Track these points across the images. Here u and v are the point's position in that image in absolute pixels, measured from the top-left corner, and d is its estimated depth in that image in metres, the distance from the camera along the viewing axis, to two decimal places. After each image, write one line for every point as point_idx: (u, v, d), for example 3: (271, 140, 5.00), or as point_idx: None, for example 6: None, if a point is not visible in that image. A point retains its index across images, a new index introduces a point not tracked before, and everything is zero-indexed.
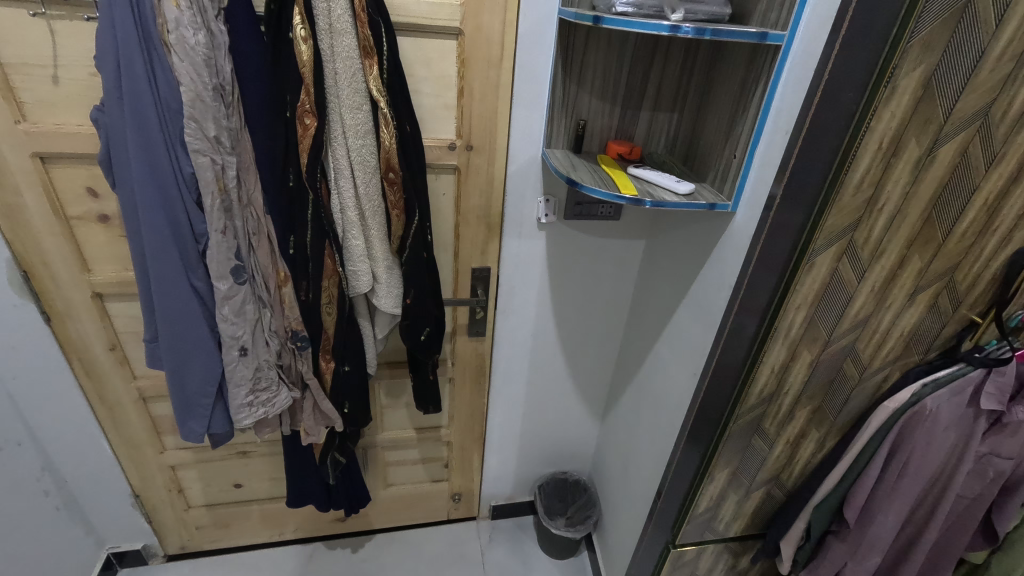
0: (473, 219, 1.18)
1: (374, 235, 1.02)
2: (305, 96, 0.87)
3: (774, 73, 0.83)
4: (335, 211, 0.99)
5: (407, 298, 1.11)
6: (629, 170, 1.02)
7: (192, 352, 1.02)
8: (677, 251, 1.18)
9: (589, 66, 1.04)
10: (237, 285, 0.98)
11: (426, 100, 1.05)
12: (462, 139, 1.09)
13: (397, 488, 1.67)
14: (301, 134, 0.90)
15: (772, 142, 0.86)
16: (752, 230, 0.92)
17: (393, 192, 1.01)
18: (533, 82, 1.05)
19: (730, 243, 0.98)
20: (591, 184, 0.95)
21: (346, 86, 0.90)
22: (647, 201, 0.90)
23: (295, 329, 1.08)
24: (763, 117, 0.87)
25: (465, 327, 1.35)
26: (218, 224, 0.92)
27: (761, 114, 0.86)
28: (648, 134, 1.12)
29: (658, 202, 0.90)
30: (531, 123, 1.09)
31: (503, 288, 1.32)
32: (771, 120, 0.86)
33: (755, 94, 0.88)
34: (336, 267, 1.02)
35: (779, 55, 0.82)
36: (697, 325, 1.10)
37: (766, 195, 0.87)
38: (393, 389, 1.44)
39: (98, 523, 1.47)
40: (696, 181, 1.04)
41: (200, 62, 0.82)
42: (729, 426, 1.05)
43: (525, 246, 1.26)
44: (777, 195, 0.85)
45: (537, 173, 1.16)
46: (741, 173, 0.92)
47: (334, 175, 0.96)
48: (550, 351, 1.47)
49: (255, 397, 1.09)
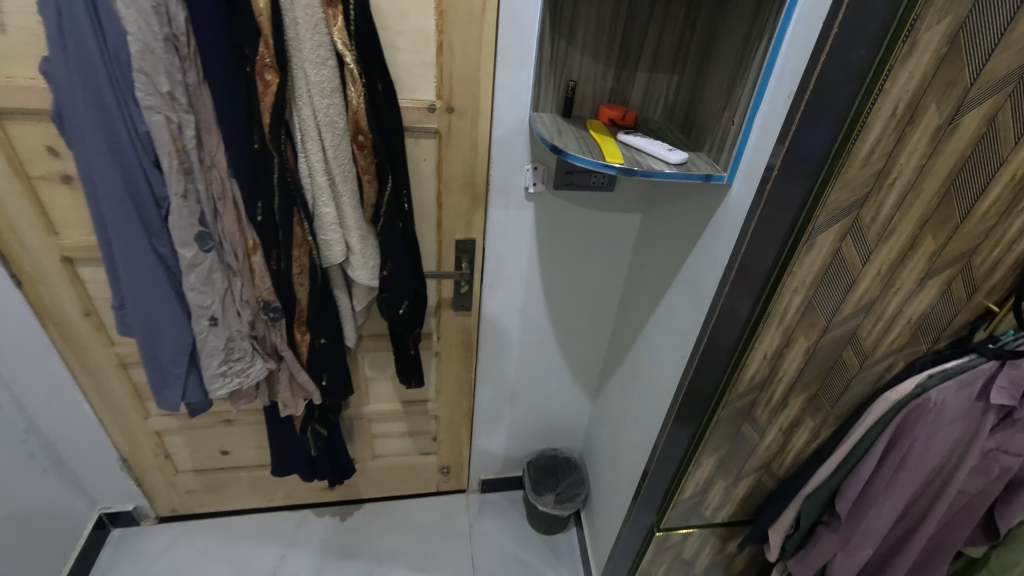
0: (457, 187, 1.11)
1: (346, 203, 0.96)
2: (265, 49, 0.80)
3: (780, 23, 0.71)
4: (303, 176, 0.93)
5: (384, 270, 1.06)
6: (619, 138, 0.92)
7: (163, 320, 1.00)
8: (672, 223, 1.09)
9: (580, 20, 0.94)
10: (203, 253, 0.95)
11: (403, 57, 0.96)
12: (442, 100, 1.00)
13: (385, 459, 1.66)
14: (262, 91, 0.83)
15: (774, 106, 0.74)
16: (748, 205, 0.81)
17: (363, 156, 0.95)
18: (518, 39, 0.96)
19: (724, 220, 0.88)
20: (576, 151, 0.87)
21: (309, 39, 0.82)
22: (637, 171, 0.82)
23: (267, 300, 1.04)
24: (765, 76, 0.74)
25: (451, 301, 1.30)
26: (178, 187, 0.87)
27: (765, 70, 0.74)
28: (645, 97, 1.03)
29: (648, 171, 0.82)
30: (518, 84, 1.00)
31: (490, 262, 1.26)
32: (776, 79, 0.74)
33: (757, 51, 0.76)
34: (306, 236, 0.97)
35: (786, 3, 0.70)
36: (687, 304, 1.02)
37: (764, 165, 0.76)
38: (378, 361, 1.40)
39: (88, 485, 1.48)
40: (692, 151, 0.91)
41: (148, 9, 0.75)
42: (719, 412, 1.00)
43: (512, 218, 1.19)
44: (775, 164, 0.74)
45: (525, 139, 1.08)
46: (740, 139, 0.80)
47: (300, 136, 0.89)
48: (540, 327, 1.43)
49: (229, 367, 1.08)
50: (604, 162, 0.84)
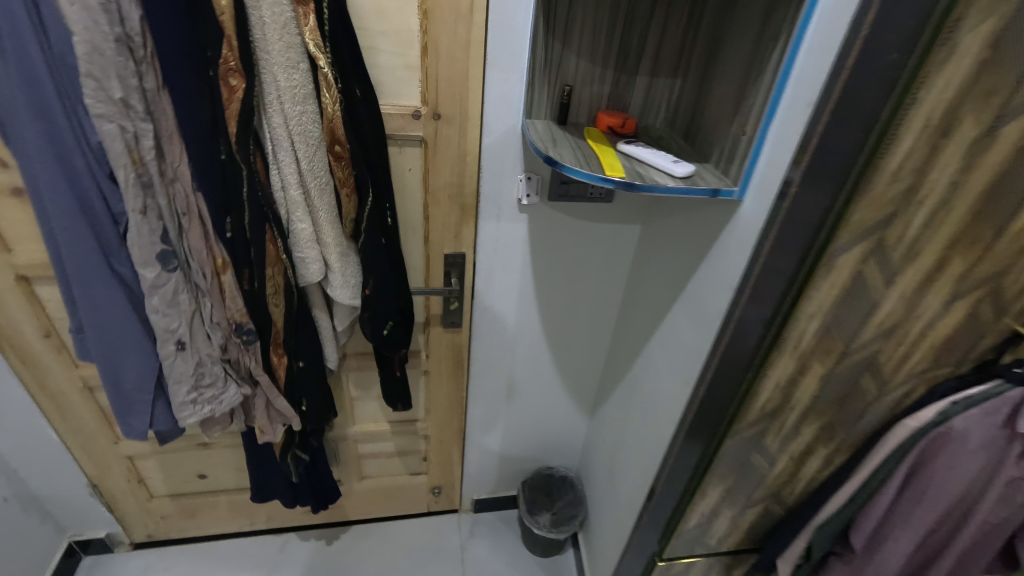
0: (445, 198, 1.04)
1: (323, 218, 0.89)
2: (229, 51, 0.71)
3: (800, 22, 0.63)
4: (276, 191, 0.85)
5: (367, 288, 0.99)
6: (619, 148, 0.85)
7: (126, 344, 0.93)
8: (674, 238, 1.01)
9: (576, 21, 0.86)
10: (167, 273, 0.87)
11: (384, 59, 0.89)
12: (428, 107, 0.93)
13: (373, 480, 1.59)
14: (227, 97, 0.74)
15: (791, 115, 0.66)
16: (759, 224, 0.73)
17: (340, 167, 0.87)
18: (509, 41, 0.88)
19: (735, 238, 0.79)
20: (572, 164, 0.79)
21: (277, 40, 0.74)
22: (639, 186, 0.74)
23: (239, 321, 0.95)
24: (781, 83, 0.67)
25: (440, 318, 1.22)
26: (135, 203, 0.80)
27: (781, 77, 0.66)
28: (645, 104, 0.96)
29: (651, 186, 0.74)
30: (509, 88, 0.93)
31: (481, 276, 1.18)
32: (794, 84, 0.65)
33: (771, 55, 0.68)
34: (280, 254, 0.90)
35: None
36: (692, 326, 0.94)
37: (778, 181, 0.68)
38: (363, 380, 1.32)
39: (56, 512, 1.40)
40: (697, 162, 0.84)
41: (95, 6, 0.67)
42: (726, 440, 0.93)
43: (504, 230, 1.12)
44: (794, 179, 0.65)
45: (518, 147, 1.00)
46: (753, 150, 0.72)
47: (271, 146, 0.81)
48: (534, 342, 1.36)
49: (199, 394, 1.00)
50: (603, 175, 0.76)
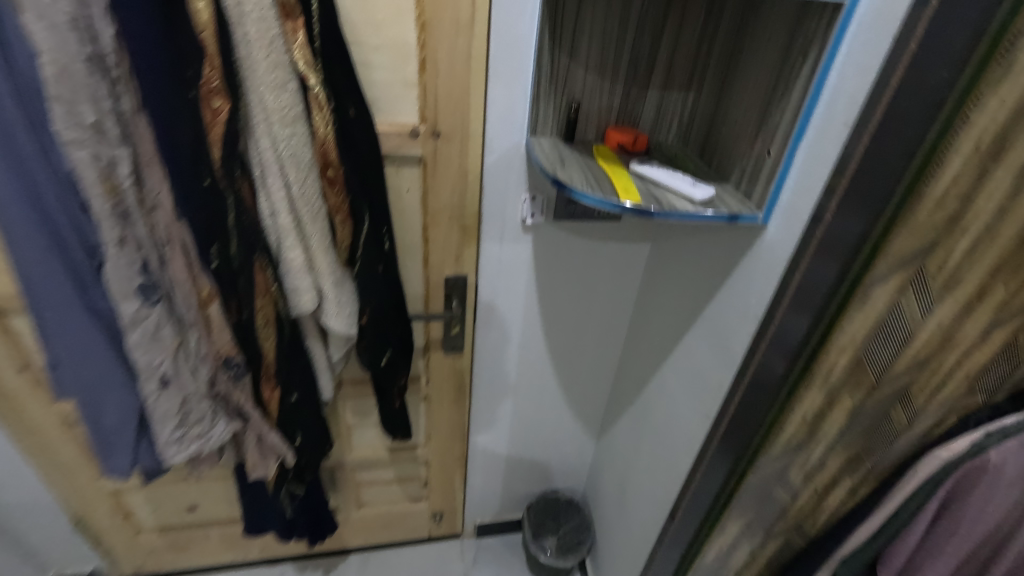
0: (445, 220, 0.98)
1: (316, 245, 0.82)
2: (211, 70, 0.66)
3: (834, 37, 0.58)
4: (265, 217, 0.79)
5: (363, 316, 0.93)
6: (631, 167, 0.79)
7: (105, 382, 0.86)
8: (688, 260, 0.95)
9: (585, 33, 0.81)
10: (148, 306, 0.81)
11: (380, 75, 0.83)
12: (426, 124, 0.87)
13: (371, 507, 1.53)
14: (209, 120, 0.69)
15: (825, 137, 0.62)
16: (787, 250, 0.69)
17: (334, 193, 0.82)
18: (512, 55, 0.83)
19: (758, 264, 0.75)
20: (582, 186, 0.74)
21: (264, 58, 0.68)
22: (652, 211, 0.69)
23: (228, 354, 0.89)
24: (813, 100, 0.62)
25: (440, 342, 1.16)
26: (112, 234, 0.74)
27: (811, 95, 0.62)
28: (656, 119, 0.90)
29: (667, 212, 0.69)
30: (512, 104, 0.88)
31: (484, 299, 1.13)
32: (825, 104, 0.62)
33: (801, 68, 0.63)
34: (270, 285, 0.84)
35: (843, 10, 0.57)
36: (711, 355, 0.89)
37: (812, 208, 0.64)
38: (360, 408, 1.26)
39: (37, 550, 1.33)
40: (716, 183, 0.78)
41: (63, 24, 0.62)
42: (747, 477, 0.87)
43: (507, 251, 1.06)
44: (827, 208, 0.62)
45: (522, 165, 0.95)
46: (780, 173, 0.67)
47: (259, 171, 0.75)
48: (539, 364, 1.30)
49: (185, 432, 0.93)
50: (613, 199, 0.71)
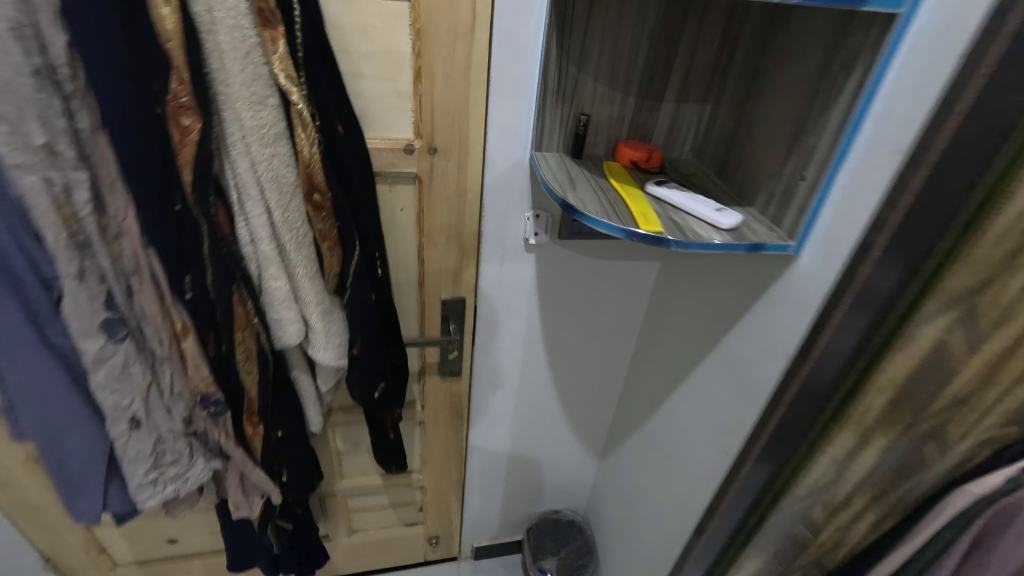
0: (442, 239, 0.91)
1: (302, 274, 0.75)
2: (179, 84, 0.58)
3: (886, 51, 0.52)
4: (244, 245, 0.71)
5: (354, 347, 0.86)
6: (648, 190, 0.73)
7: (67, 424, 0.78)
8: (701, 282, 0.89)
9: (594, 43, 0.75)
10: (114, 343, 0.73)
11: (370, 86, 0.76)
12: (422, 139, 0.80)
13: (364, 533, 1.45)
14: (178, 140, 0.61)
15: (870, 166, 0.55)
16: (823, 285, 0.63)
17: (320, 219, 0.74)
18: (516, 64, 0.76)
19: (789, 300, 0.68)
20: (593, 211, 0.67)
21: (239, 71, 0.60)
22: (672, 242, 0.62)
23: (205, 392, 0.80)
24: (856, 124, 0.56)
25: (436, 366, 1.09)
26: (70, 266, 0.66)
27: (856, 118, 0.55)
28: (670, 133, 0.84)
29: (687, 242, 0.62)
30: (515, 116, 0.81)
31: (482, 321, 1.06)
32: (872, 125, 0.55)
33: (845, 83, 0.56)
34: (250, 317, 0.76)
35: (900, 20, 0.50)
36: (731, 387, 0.83)
37: (856, 242, 0.58)
38: (351, 434, 1.19)
39: None
40: (740, 207, 0.72)
41: (5, 32, 0.53)
42: (768, 518, 0.80)
43: (508, 271, 0.99)
44: (874, 245, 0.56)
45: (525, 181, 0.88)
46: (817, 200, 0.61)
47: (237, 195, 0.68)
48: (540, 386, 1.24)
49: (160, 474, 0.86)
50: (628, 227, 0.64)
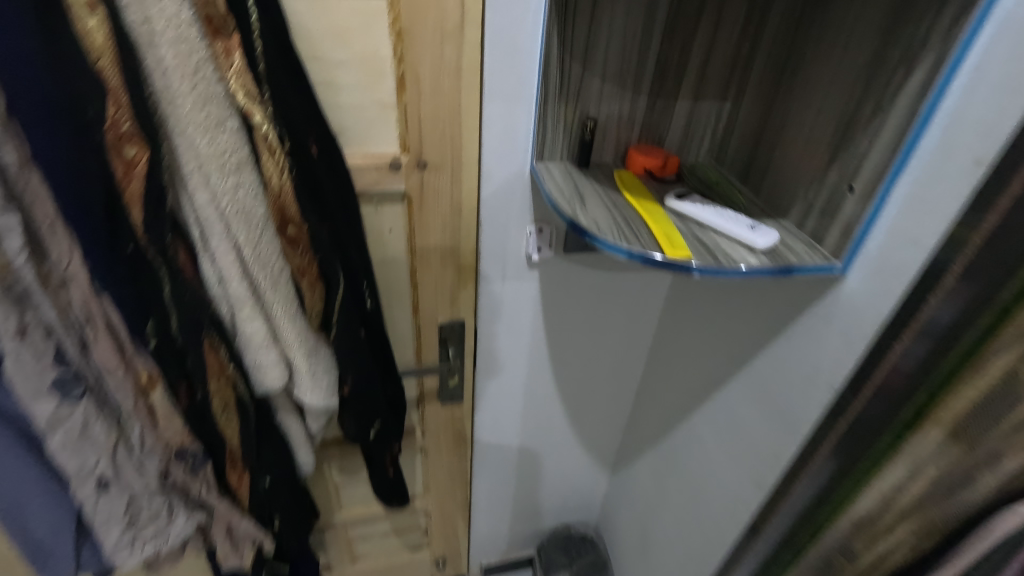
0: (436, 261, 0.82)
1: (281, 314, 0.66)
2: (117, 109, 0.48)
3: (962, 42, 0.43)
4: (211, 285, 0.62)
5: (345, 387, 0.78)
6: (669, 204, 0.64)
7: (24, 489, 0.69)
8: (723, 298, 0.80)
9: (600, 38, 0.66)
10: (69, 403, 0.64)
11: (347, 97, 0.66)
12: (409, 154, 0.71)
13: (367, 561, 1.38)
14: (122, 174, 0.51)
15: (934, 180, 0.47)
16: (877, 307, 0.54)
17: (297, 252, 0.65)
18: (511, 65, 0.68)
19: (834, 322, 0.59)
20: (601, 233, 0.59)
21: (188, 90, 0.51)
22: (695, 269, 0.54)
23: (181, 445, 0.72)
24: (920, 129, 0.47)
25: (436, 392, 1.01)
26: (8, 325, 0.57)
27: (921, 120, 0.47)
28: (685, 135, 0.75)
29: (713, 269, 0.54)
30: (514, 122, 0.72)
31: (484, 342, 0.98)
32: (937, 129, 0.46)
33: (910, 80, 0.47)
34: (224, 364, 0.68)
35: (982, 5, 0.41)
36: (761, 415, 0.74)
37: (925, 263, 0.48)
38: (348, 466, 1.11)
39: None
40: (772, 219, 0.64)
41: None
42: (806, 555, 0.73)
43: (509, 289, 0.91)
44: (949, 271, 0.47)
45: (526, 195, 0.79)
46: (870, 217, 0.52)
47: (199, 231, 0.58)
48: (547, 403, 1.17)
49: (136, 534, 0.78)
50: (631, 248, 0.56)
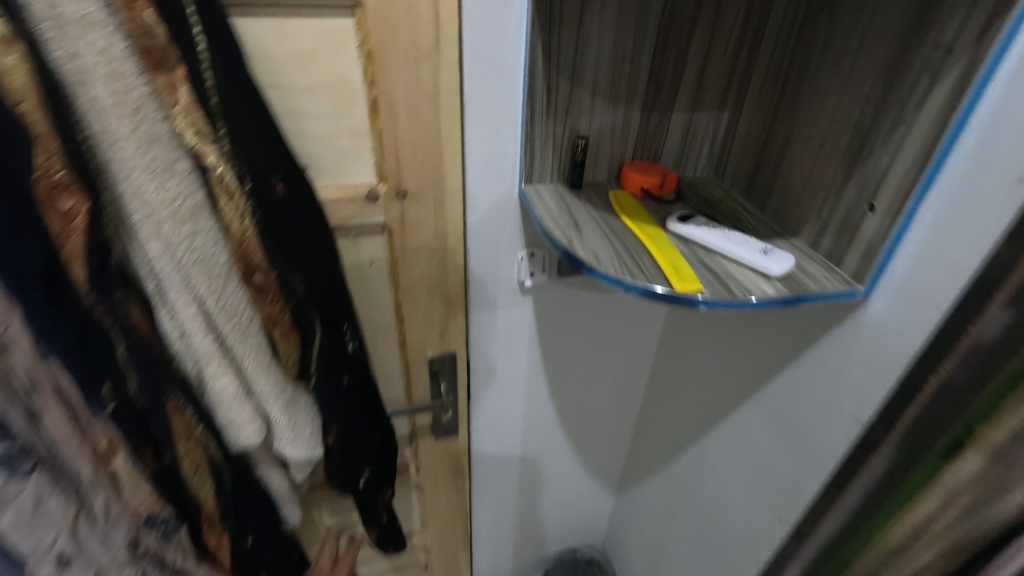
0: (422, 294, 0.76)
1: (254, 367, 0.60)
2: (48, 157, 0.42)
3: (996, 49, 0.39)
4: (173, 341, 0.56)
5: (330, 436, 0.72)
6: (671, 228, 0.60)
7: None
8: (728, 318, 0.75)
9: (589, 50, 0.61)
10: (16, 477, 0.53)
11: (316, 126, 0.61)
12: (387, 183, 0.65)
13: None
14: (60, 230, 0.44)
15: (967, 199, 0.42)
16: (906, 336, 0.49)
17: (266, 302, 0.58)
18: (495, 83, 0.63)
19: (856, 348, 0.55)
20: (596, 265, 0.54)
21: (130, 132, 0.45)
22: (700, 302, 0.49)
23: (151, 512, 0.63)
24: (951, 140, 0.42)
25: (429, 428, 0.95)
26: None
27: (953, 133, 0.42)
28: (682, 150, 0.70)
29: (723, 303, 0.49)
30: (500, 143, 0.67)
31: (478, 373, 0.93)
32: (971, 143, 0.42)
33: (938, 90, 0.42)
34: (191, 429, 0.61)
35: (1019, 8, 0.37)
36: (778, 445, 0.69)
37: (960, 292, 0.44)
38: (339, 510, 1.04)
39: None
40: (782, 238, 0.59)
41: None
42: None
43: (502, 317, 0.86)
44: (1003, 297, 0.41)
45: (515, 220, 0.74)
46: (896, 238, 0.48)
47: (155, 284, 0.52)
48: (547, 429, 1.11)
49: None
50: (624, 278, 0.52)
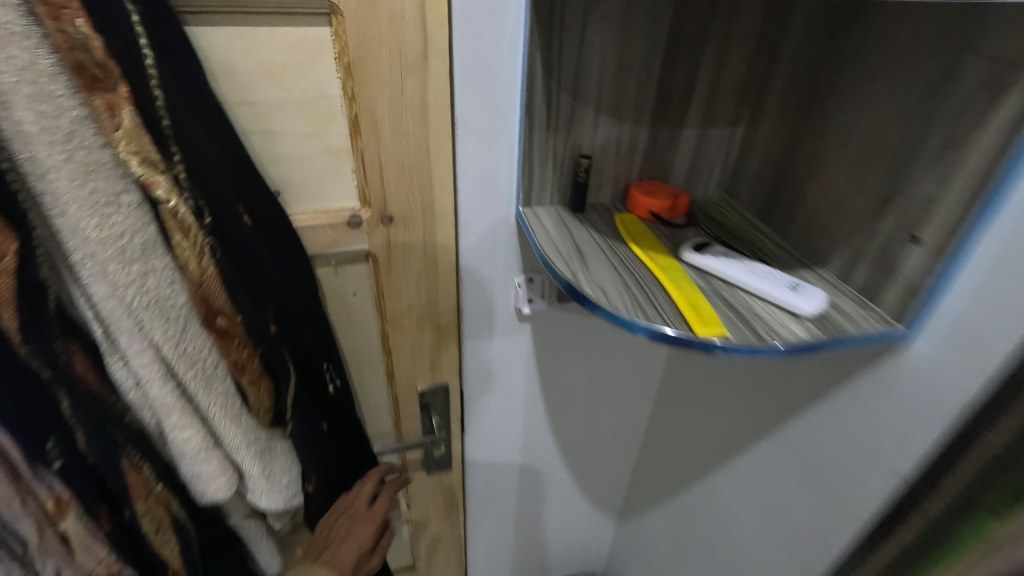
0: (411, 325, 0.70)
1: (221, 418, 0.52)
2: None
3: None
4: (128, 392, 0.49)
5: (310, 483, 0.65)
6: (687, 258, 0.54)
7: None
8: None
9: (592, 63, 0.55)
10: None
11: (290, 147, 0.55)
12: (371, 208, 0.60)
13: None
14: None
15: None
16: (958, 387, 0.43)
17: (233, 347, 0.52)
18: (488, 99, 0.57)
19: (895, 393, 0.49)
20: (602, 303, 0.48)
21: (64, 159, 0.38)
22: (718, 347, 0.43)
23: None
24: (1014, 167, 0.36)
25: (420, 463, 0.89)
26: None
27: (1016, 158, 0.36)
28: (691, 169, 0.65)
29: (749, 349, 0.43)
30: (495, 165, 0.61)
31: (472, 404, 0.87)
32: None
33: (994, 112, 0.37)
34: (150, 487, 0.54)
35: None
36: (801, 489, 0.63)
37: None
38: None
39: None
40: (812, 271, 0.54)
41: None
42: None
43: (497, 346, 0.80)
44: None
45: (512, 245, 0.68)
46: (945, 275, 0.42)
47: (103, 329, 0.45)
48: (546, 459, 1.05)
49: None
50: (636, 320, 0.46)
